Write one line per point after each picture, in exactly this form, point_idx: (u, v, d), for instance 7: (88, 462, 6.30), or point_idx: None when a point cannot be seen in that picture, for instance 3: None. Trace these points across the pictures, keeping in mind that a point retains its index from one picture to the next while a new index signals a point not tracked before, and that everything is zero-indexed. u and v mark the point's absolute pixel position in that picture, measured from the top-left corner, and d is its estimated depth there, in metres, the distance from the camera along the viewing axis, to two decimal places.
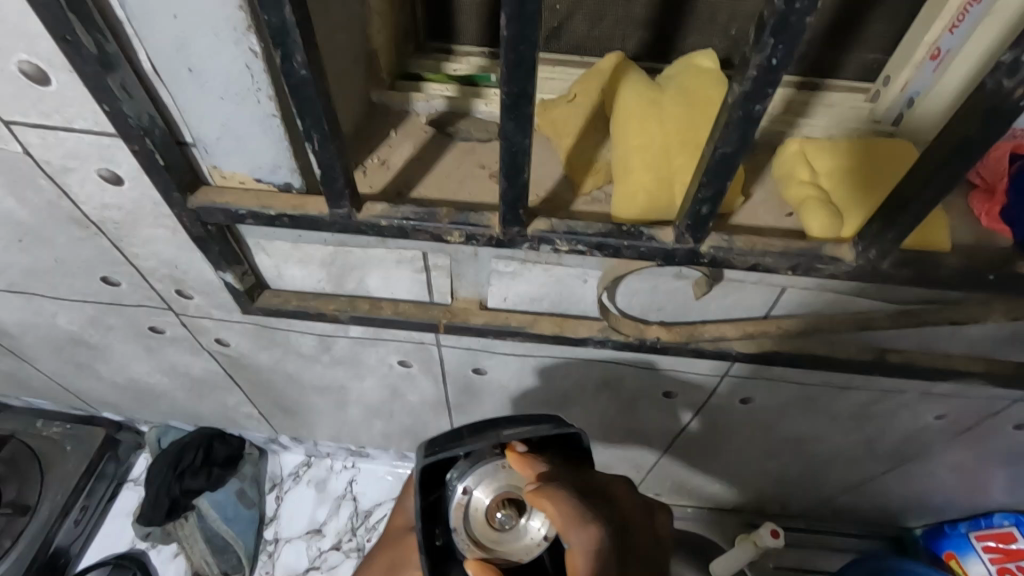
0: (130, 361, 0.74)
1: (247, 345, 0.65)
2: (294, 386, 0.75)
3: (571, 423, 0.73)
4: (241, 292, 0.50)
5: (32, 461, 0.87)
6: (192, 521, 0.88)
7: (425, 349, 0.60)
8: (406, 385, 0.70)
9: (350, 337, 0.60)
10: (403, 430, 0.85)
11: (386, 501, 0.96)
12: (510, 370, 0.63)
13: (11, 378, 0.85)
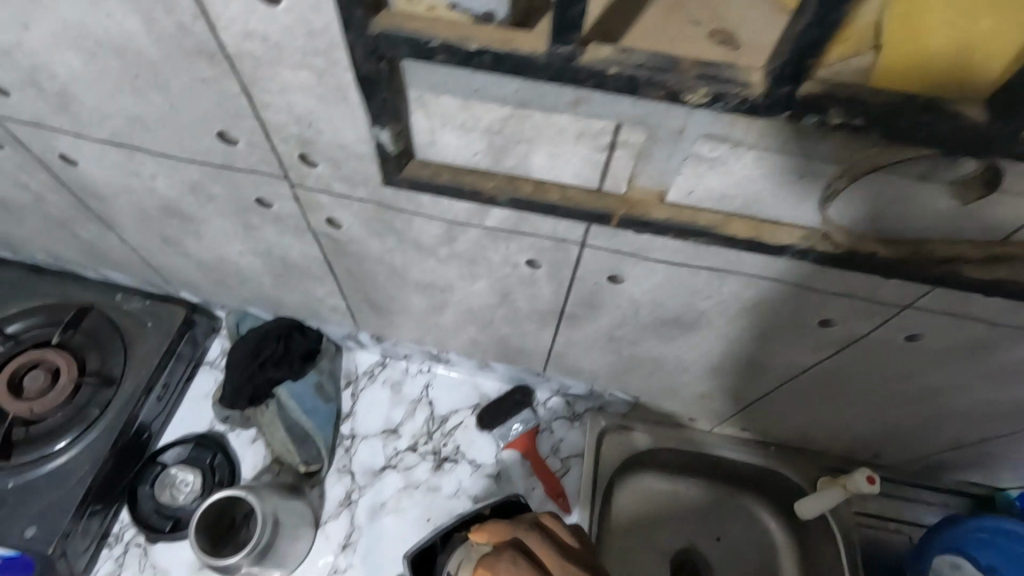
0: (222, 240, 0.69)
1: (359, 229, 0.59)
2: (394, 282, 0.70)
3: (690, 345, 0.68)
4: (389, 157, 0.44)
5: (113, 335, 0.85)
6: (271, 410, 0.86)
7: (565, 249, 0.54)
8: (521, 292, 0.65)
9: (483, 228, 0.54)
10: (493, 340, 0.81)
11: (462, 409, 0.94)
12: (651, 282, 0.57)
13: (94, 247, 0.82)
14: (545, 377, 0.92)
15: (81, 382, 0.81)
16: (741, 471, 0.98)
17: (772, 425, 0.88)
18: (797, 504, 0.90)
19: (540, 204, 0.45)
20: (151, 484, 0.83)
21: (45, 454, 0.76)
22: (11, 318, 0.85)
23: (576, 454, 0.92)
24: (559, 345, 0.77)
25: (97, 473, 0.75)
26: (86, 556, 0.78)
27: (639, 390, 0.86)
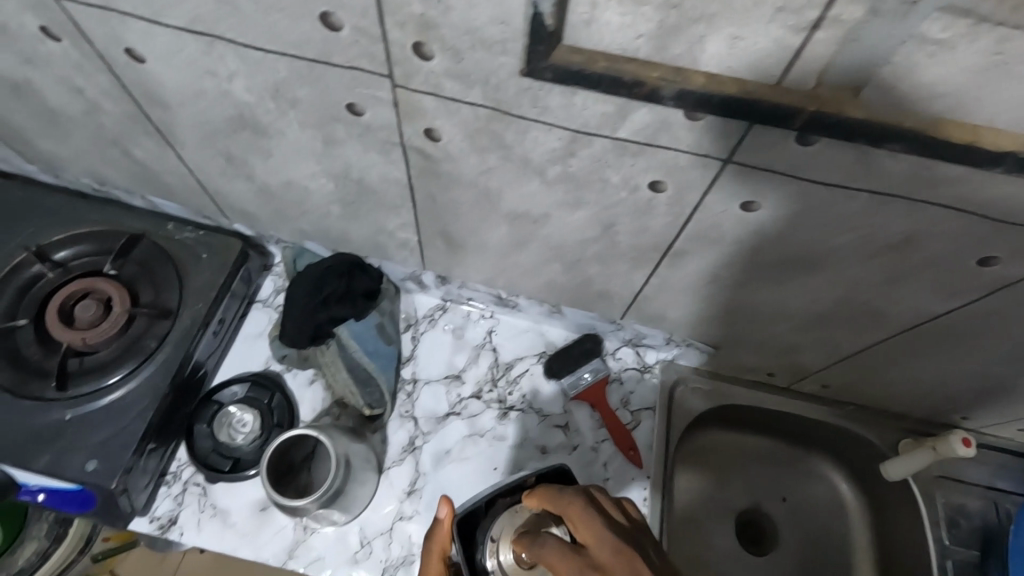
0: (294, 158, 0.63)
1: (461, 143, 0.53)
2: (482, 209, 0.64)
3: (806, 290, 0.62)
4: (543, 34, 0.38)
5: (167, 265, 0.79)
6: (333, 350, 0.82)
7: (702, 166, 0.48)
8: (628, 223, 0.59)
9: (613, 139, 0.47)
10: (574, 282, 0.75)
11: (527, 356, 0.89)
12: (791, 209, 0.50)
13: (146, 169, 0.76)
14: (618, 325, 0.86)
15: (135, 314, 0.76)
16: (814, 430, 0.94)
17: (861, 384, 0.83)
18: (884, 465, 0.87)
19: (709, 99, 0.38)
20: (209, 423, 0.80)
21: (100, 386, 0.71)
22: (56, 244, 0.80)
23: (647, 407, 0.87)
24: (649, 288, 0.71)
25: (157, 408, 0.71)
26: (144, 493, 0.75)
27: (722, 341, 0.81)
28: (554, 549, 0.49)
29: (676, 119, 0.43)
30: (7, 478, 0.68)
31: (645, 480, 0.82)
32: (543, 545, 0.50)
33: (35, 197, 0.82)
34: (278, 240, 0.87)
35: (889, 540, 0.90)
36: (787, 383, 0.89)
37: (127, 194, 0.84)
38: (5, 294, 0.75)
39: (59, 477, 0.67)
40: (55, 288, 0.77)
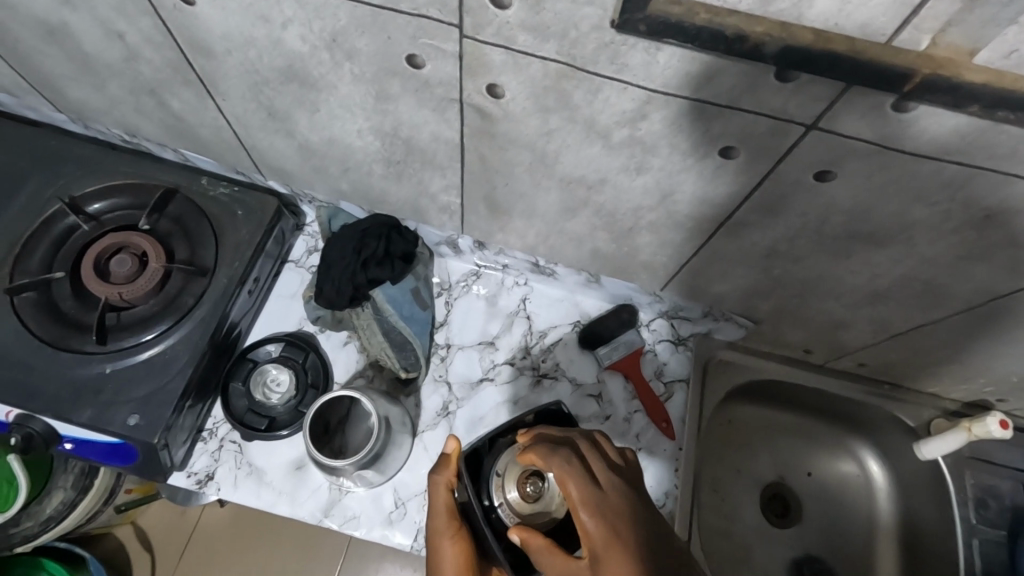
0: (341, 114, 0.61)
1: (524, 102, 0.51)
2: (535, 172, 0.62)
3: (867, 265, 0.60)
4: None
5: (202, 222, 0.78)
6: (369, 313, 0.80)
7: (781, 133, 0.46)
8: (689, 191, 0.57)
9: (691, 101, 0.45)
10: (619, 251, 0.74)
11: (561, 325, 0.88)
12: (869, 181, 0.48)
13: (182, 121, 0.73)
14: (655, 297, 0.85)
15: (170, 269, 0.74)
16: (846, 408, 0.93)
17: (900, 365, 0.82)
18: (918, 444, 0.86)
19: (815, 59, 0.36)
20: (244, 381, 0.79)
21: (138, 342, 0.71)
22: (90, 196, 0.78)
23: (681, 380, 0.86)
24: (697, 260, 0.70)
25: (198, 364, 0.71)
26: (182, 449, 0.75)
27: (763, 316, 0.80)
28: (569, 470, 0.50)
29: (765, 80, 0.41)
30: (50, 430, 0.68)
31: (678, 452, 0.82)
32: (557, 467, 0.50)
33: (66, 147, 0.80)
34: (313, 199, 0.85)
35: (915, 517, 0.91)
36: (820, 362, 0.88)
37: (159, 147, 0.82)
38: (41, 246, 0.74)
39: (103, 431, 0.66)
40: (90, 240, 0.75)
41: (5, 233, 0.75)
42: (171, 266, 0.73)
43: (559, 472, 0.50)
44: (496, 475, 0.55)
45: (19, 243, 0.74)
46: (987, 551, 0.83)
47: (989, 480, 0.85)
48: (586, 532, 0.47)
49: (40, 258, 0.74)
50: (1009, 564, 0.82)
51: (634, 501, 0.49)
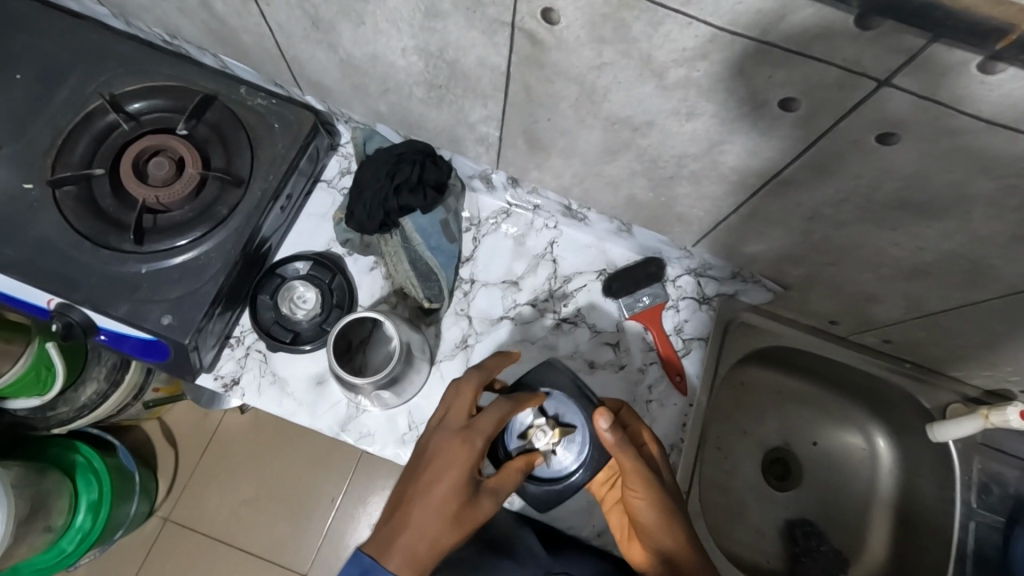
0: (387, 29, 0.59)
1: (579, 31, 0.49)
2: (581, 109, 0.60)
3: (913, 237, 0.58)
4: None
5: (238, 132, 0.77)
6: (397, 241, 0.81)
7: (850, 86, 0.43)
8: (739, 142, 0.55)
9: (757, 44, 0.43)
10: (656, 201, 0.72)
11: (587, 272, 0.88)
12: (935, 147, 0.46)
13: (223, 25, 0.72)
14: (685, 253, 0.84)
15: (206, 177, 0.75)
16: (861, 382, 0.93)
17: (926, 345, 0.81)
18: (930, 426, 0.87)
19: (904, 5, 0.34)
20: (271, 295, 0.81)
21: (173, 246, 0.72)
22: (131, 95, 0.77)
23: (700, 338, 0.85)
24: (736, 218, 0.68)
25: (228, 273, 0.72)
26: (211, 353, 0.78)
27: (794, 282, 0.79)
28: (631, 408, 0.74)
29: (843, 26, 0.38)
30: (87, 321, 0.71)
31: (688, 408, 0.83)
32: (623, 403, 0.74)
33: (109, 42, 0.79)
34: (349, 120, 0.84)
35: (914, 495, 0.92)
36: (845, 334, 0.87)
37: (200, 51, 0.81)
38: (81, 141, 0.75)
39: (137, 327, 0.69)
40: (130, 140, 0.75)
41: (48, 124, 0.75)
42: (207, 174, 0.74)
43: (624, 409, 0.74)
44: (529, 425, 0.67)
45: (61, 135, 0.75)
46: (983, 534, 0.84)
47: (999, 469, 0.85)
48: (649, 486, 0.64)
49: (81, 153, 0.74)
50: (1001, 549, 0.83)
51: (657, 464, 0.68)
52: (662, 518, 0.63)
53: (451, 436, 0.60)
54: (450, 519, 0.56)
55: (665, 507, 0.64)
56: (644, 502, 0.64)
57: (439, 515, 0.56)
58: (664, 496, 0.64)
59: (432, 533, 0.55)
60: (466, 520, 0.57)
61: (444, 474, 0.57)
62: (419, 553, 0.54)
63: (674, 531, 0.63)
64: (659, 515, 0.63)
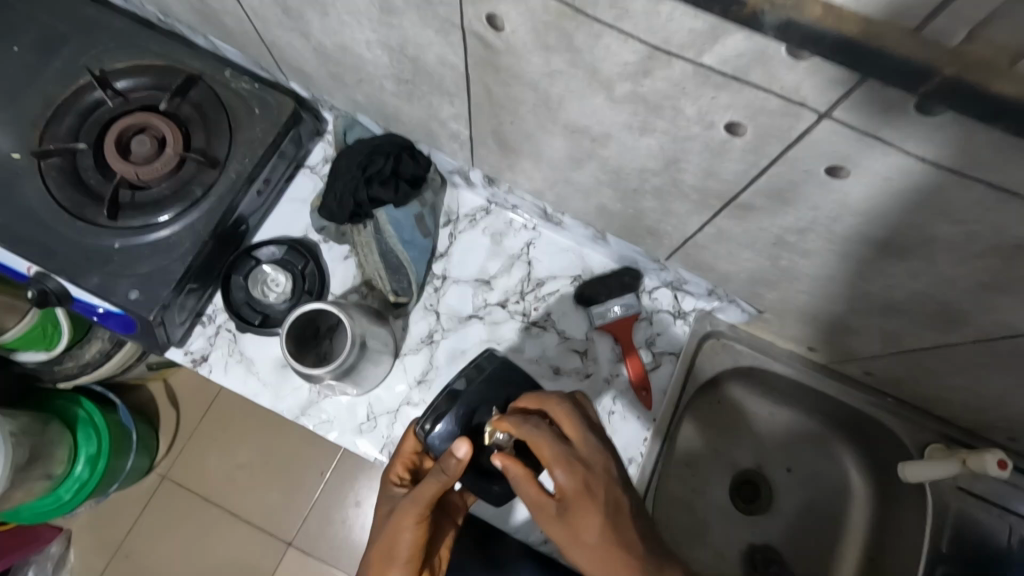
0: (350, 22, 0.58)
1: (526, 37, 0.47)
2: (540, 115, 0.58)
3: (879, 272, 0.55)
4: None
5: (220, 114, 0.78)
6: (369, 232, 0.81)
7: (794, 116, 0.41)
8: (695, 162, 0.52)
9: (696, 65, 0.40)
10: (626, 213, 0.70)
11: (562, 277, 0.87)
12: (887, 184, 0.43)
13: (205, 7, 0.72)
14: (661, 265, 0.82)
15: (186, 158, 0.76)
16: (839, 410, 0.90)
17: (906, 380, 0.77)
18: (902, 464, 0.81)
19: (822, 43, 0.31)
20: (244, 277, 0.83)
21: (145, 223, 0.74)
22: (118, 72, 0.79)
23: (670, 352, 0.85)
24: (702, 236, 0.66)
25: (199, 253, 0.74)
26: (182, 329, 0.80)
27: (768, 305, 0.76)
28: (538, 438, 0.61)
29: (777, 53, 0.36)
30: (62, 291, 0.74)
31: (649, 422, 0.82)
32: (530, 433, 0.61)
33: (102, 17, 0.81)
34: (332, 107, 0.84)
35: (885, 530, 0.89)
36: (824, 360, 0.84)
37: (191, 32, 0.82)
38: (69, 115, 0.77)
39: (106, 299, 0.71)
40: (114, 116, 0.77)
41: (38, 96, 0.77)
42: (185, 154, 0.75)
43: (532, 439, 0.61)
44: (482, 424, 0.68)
45: (51, 108, 0.77)
46: None
47: (976, 514, 0.81)
48: (568, 524, 0.59)
49: (67, 128, 0.76)
50: None
51: (588, 481, 0.59)
52: (588, 548, 0.58)
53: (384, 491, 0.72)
54: (381, 559, 0.66)
55: (589, 545, 0.57)
56: (569, 539, 0.59)
57: (376, 555, 0.67)
58: (588, 536, 0.58)
59: (375, 574, 0.66)
60: (398, 559, 0.65)
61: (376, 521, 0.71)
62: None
63: (603, 566, 0.57)
64: (583, 554, 0.58)
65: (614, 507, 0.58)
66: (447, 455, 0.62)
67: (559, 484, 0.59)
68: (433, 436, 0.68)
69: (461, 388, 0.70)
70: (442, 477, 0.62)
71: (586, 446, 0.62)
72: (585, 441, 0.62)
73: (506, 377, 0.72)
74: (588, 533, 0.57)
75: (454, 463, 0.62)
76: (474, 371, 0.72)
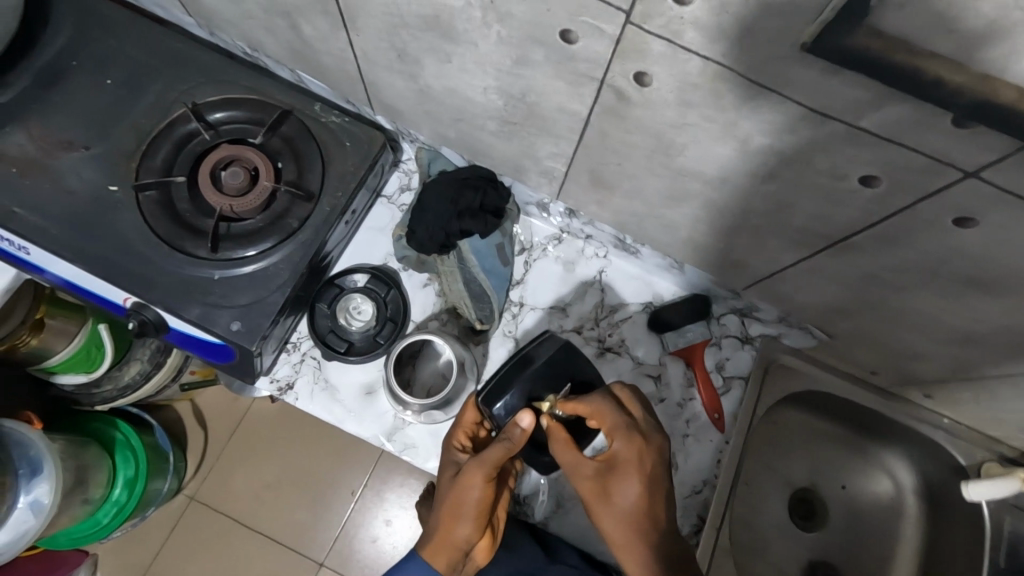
0: (472, 69, 0.61)
1: (669, 94, 0.50)
2: (654, 160, 0.61)
3: (974, 310, 0.59)
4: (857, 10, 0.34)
5: (312, 147, 0.80)
6: (452, 261, 0.84)
7: (934, 173, 0.45)
8: (811, 207, 0.56)
9: (847, 127, 0.44)
10: (713, 247, 0.73)
11: (633, 304, 0.90)
12: (1010, 236, 0.47)
13: (306, 46, 0.74)
14: (732, 293, 0.86)
15: (278, 190, 0.78)
16: (893, 431, 0.94)
17: (969, 404, 0.81)
18: (965, 484, 0.86)
19: (1002, 122, 0.35)
20: (328, 304, 0.84)
21: (242, 256, 0.75)
22: (212, 106, 0.81)
23: (740, 376, 0.87)
24: (793, 270, 0.69)
25: (296, 284, 0.75)
26: (271, 357, 0.81)
27: (840, 333, 0.80)
28: (604, 408, 0.65)
29: (937, 122, 0.40)
30: (160, 321, 0.74)
31: (723, 445, 0.85)
32: (595, 403, 0.66)
33: (193, 51, 0.82)
34: (414, 140, 0.87)
35: (939, 545, 0.92)
36: (885, 384, 0.88)
37: (277, 65, 0.84)
38: (163, 147, 0.78)
39: (207, 331, 0.72)
40: (208, 149, 0.78)
41: (132, 129, 0.78)
42: (280, 187, 0.76)
43: (596, 409, 0.66)
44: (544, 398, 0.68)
45: (145, 140, 0.78)
46: None
47: None
48: (605, 490, 0.64)
49: (163, 159, 0.78)
50: None
51: (640, 457, 0.64)
52: (620, 515, 0.63)
53: (446, 455, 0.73)
54: (448, 516, 0.68)
55: (619, 512, 0.63)
56: (601, 502, 0.65)
57: (443, 514, 0.68)
58: (620, 503, 0.63)
59: (443, 532, 0.68)
60: (466, 516, 0.67)
61: (439, 482, 0.72)
62: (446, 544, 0.68)
63: (629, 532, 0.63)
64: (612, 518, 0.64)
65: (654, 479, 0.64)
66: (511, 425, 0.65)
67: (615, 453, 0.64)
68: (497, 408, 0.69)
69: (519, 365, 0.71)
70: (508, 444, 0.65)
71: (645, 421, 0.66)
72: (642, 420, 0.66)
73: (567, 358, 0.71)
74: (623, 501, 0.63)
75: (518, 431, 0.64)
76: (534, 347, 0.72)
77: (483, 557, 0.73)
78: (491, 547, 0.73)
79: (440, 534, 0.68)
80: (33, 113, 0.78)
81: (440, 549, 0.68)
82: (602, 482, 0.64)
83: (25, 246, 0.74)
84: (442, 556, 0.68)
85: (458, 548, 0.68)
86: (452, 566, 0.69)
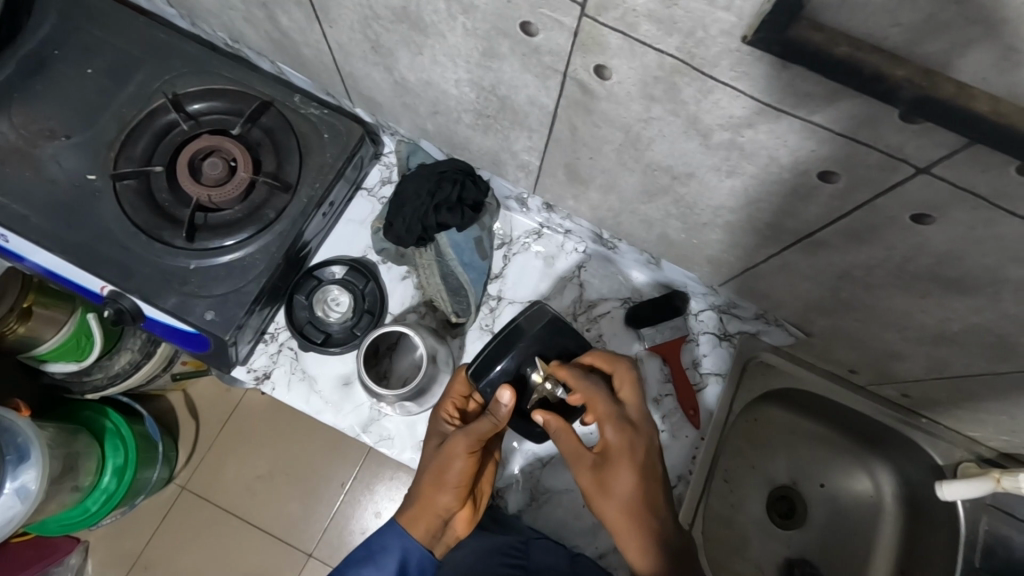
0: (444, 62, 0.61)
1: (632, 87, 0.50)
2: (624, 154, 0.61)
3: (941, 308, 0.59)
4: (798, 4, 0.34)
5: (291, 139, 0.81)
6: (430, 255, 0.85)
7: (890, 169, 0.44)
8: (777, 203, 0.56)
9: (803, 121, 0.44)
10: (688, 242, 0.73)
11: (612, 299, 0.90)
12: (969, 233, 0.47)
13: (285, 37, 0.74)
14: (710, 290, 0.85)
15: (256, 181, 0.78)
16: (875, 430, 0.94)
17: (944, 403, 0.81)
18: (941, 484, 0.86)
19: (945, 117, 0.35)
20: (306, 296, 0.85)
21: (220, 246, 0.76)
22: (192, 96, 0.81)
23: (717, 373, 0.87)
24: (766, 266, 0.69)
25: (270, 276, 0.76)
26: (248, 346, 0.82)
27: (817, 331, 0.79)
28: (624, 377, 0.68)
29: (888, 117, 0.40)
30: (136, 309, 0.75)
31: (698, 442, 0.85)
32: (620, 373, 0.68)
33: (174, 42, 0.83)
34: (394, 133, 0.87)
35: (916, 544, 0.93)
36: (863, 383, 0.87)
37: (259, 57, 0.84)
38: (143, 137, 0.78)
39: (182, 319, 0.73)
40: (188, 139, 0.79)
41: (113, 118, 0.79)
42: (258, 178, 0.77)
43: (617, 376, 0.68)
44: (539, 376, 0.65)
45: (126, 128, 0.79)
46: None
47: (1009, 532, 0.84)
48: (602, 474, 0.65)
49: (142, 149, 0.78)
50: None
51: (639, 444, 0.65)
52: (616, 505, 0.64)
53: (433, 426, 0.74)
54: (431, 483, 0.68)
55: (616, 498, 0.64)
56: (597, 485, 0.65)
57: (425, 482, 0.69)
58: (619, 491, 0.64)
59: (424, 499, 0.68)
60: (449, 483, 0.67)
61: (426, 450, 0.73)
62: (429, 510, 0.68)
63: (623, 520, 0.64)
64: (610, 503, 0.64)
65: (649, 467, 0.65)
66: (494, 402, 0.64)
67: (612, 439, 0.65)
68: (484, 383, 0.66)
69: (499, 344, 0.66)
70: (492, 419, 0.64)
71: (640, 410, 0.67)
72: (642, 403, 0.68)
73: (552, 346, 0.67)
74: (621, 489, 0.64)
75: (501, 409, 0.64)
76: (517, 324, 0.67)
77: (464, 530, 0.72)
78: (472, 520, 0.73)
79: (423, 499, 0.68)
80: (15, 101, 0.78)
81: (420, 516, 0.68)
82: (601, 465, 0.65)
83: (5, 233, 0.75)
84: (423, 522, 0.68)
85: (438, 516, 0.68)
86: (431, 536, 0.68)
